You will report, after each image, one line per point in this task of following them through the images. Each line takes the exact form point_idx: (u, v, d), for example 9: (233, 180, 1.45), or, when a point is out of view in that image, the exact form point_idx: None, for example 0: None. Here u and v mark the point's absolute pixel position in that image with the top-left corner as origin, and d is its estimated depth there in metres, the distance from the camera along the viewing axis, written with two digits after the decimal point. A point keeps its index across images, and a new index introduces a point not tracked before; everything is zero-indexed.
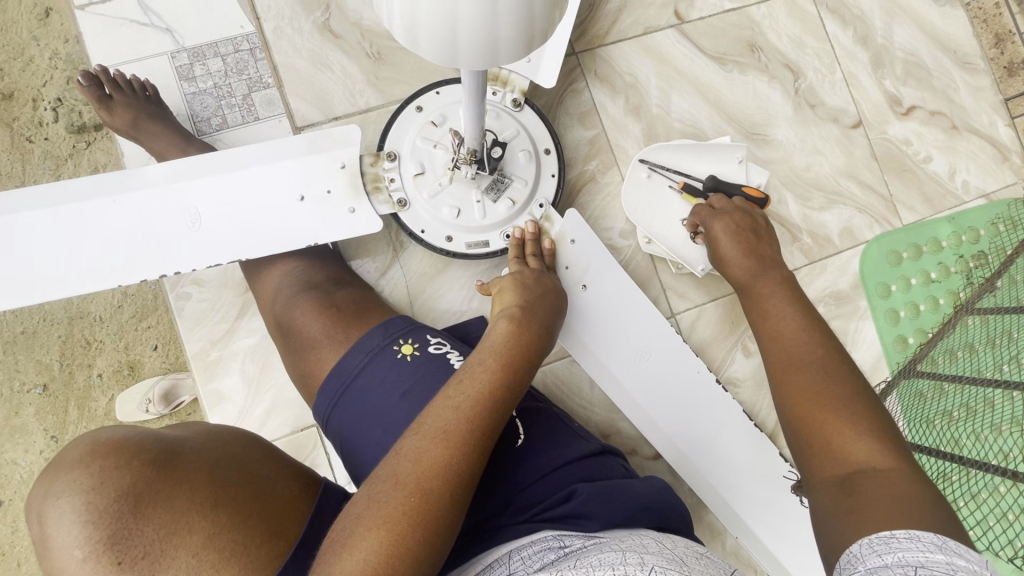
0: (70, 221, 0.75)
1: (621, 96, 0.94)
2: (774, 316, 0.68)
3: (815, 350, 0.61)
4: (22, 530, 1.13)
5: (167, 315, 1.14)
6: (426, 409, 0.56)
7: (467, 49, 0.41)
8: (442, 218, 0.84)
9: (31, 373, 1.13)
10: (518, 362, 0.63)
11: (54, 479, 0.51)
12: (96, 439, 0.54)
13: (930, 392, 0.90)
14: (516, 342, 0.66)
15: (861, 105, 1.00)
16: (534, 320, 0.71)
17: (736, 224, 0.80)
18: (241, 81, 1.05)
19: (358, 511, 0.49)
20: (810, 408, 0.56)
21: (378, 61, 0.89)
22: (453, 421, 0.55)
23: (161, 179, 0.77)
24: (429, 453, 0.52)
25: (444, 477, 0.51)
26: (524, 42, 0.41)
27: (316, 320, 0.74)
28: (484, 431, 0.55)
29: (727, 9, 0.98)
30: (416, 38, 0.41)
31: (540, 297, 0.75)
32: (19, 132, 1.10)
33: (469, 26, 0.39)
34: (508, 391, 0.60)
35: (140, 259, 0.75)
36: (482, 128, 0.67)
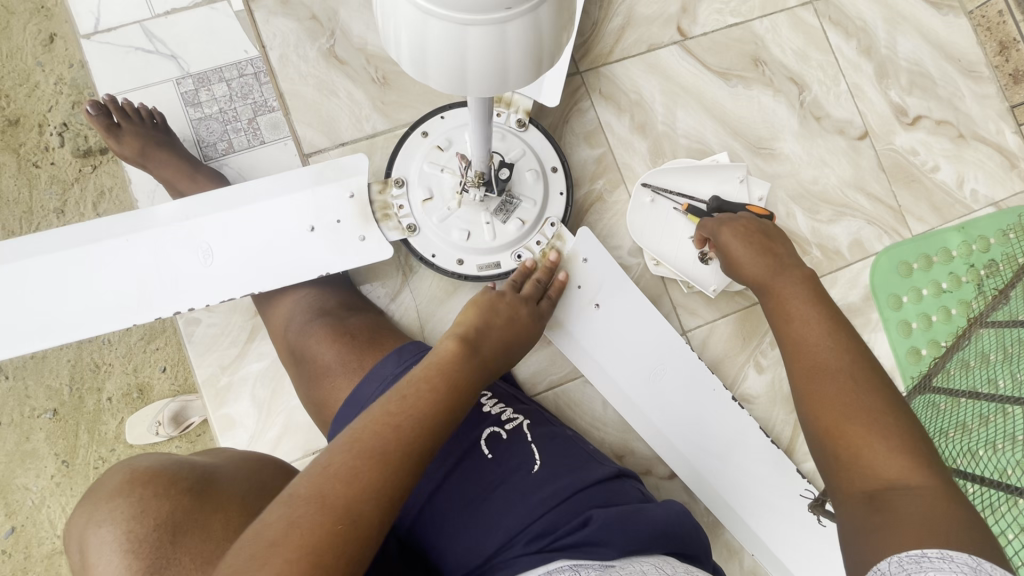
0: (87, 265, 0.75)
1: (627, 114, 0.94)
2: (799, 315, 0.63)
3: (840, 357, 0.57)
4: (35, 555, 1.13)
5: (175, 337, 1.14)
6: (357, 427, 0.52)
7: (476, 76, 0.39)
8: (452, 241, 0.83)
9: (41, 398, 1.13)
10: (459, 385, 0.61)
11: (95, 509, 0.54)
12: (137, 467, 0.57)
13: (944, 404, 0.87)
14: (460, 364, 0.63)
15: (866, 117, 1.00)
16: (483, 343, 0.69)
17: (746, 229, 0.76)
18: (246, 106, 1.05)
19: (272, 537, 0.43)
20: (835, 420, 0.53)
21: (384, 86, 0.90)
22: (384, 441, 0.51)
23: (173, 218, 0.77)
24: (355, 474, 0.48)
25: (370, 501, 0.47)
26: (536, 69, 0.40)
27: (330, 347, 0.74)
28: (419, 452, 0.53)
29: (730, 23, 0.98)
30: (424, 68, 0.40)
31: (506, 320, 0.74)
32: (25, 157, 1.10)
33: (477, 55, 0.37)
34: (447, 413, 0.58)
35: (156, 297, 0.76)
36: (489, 152, 0.67)
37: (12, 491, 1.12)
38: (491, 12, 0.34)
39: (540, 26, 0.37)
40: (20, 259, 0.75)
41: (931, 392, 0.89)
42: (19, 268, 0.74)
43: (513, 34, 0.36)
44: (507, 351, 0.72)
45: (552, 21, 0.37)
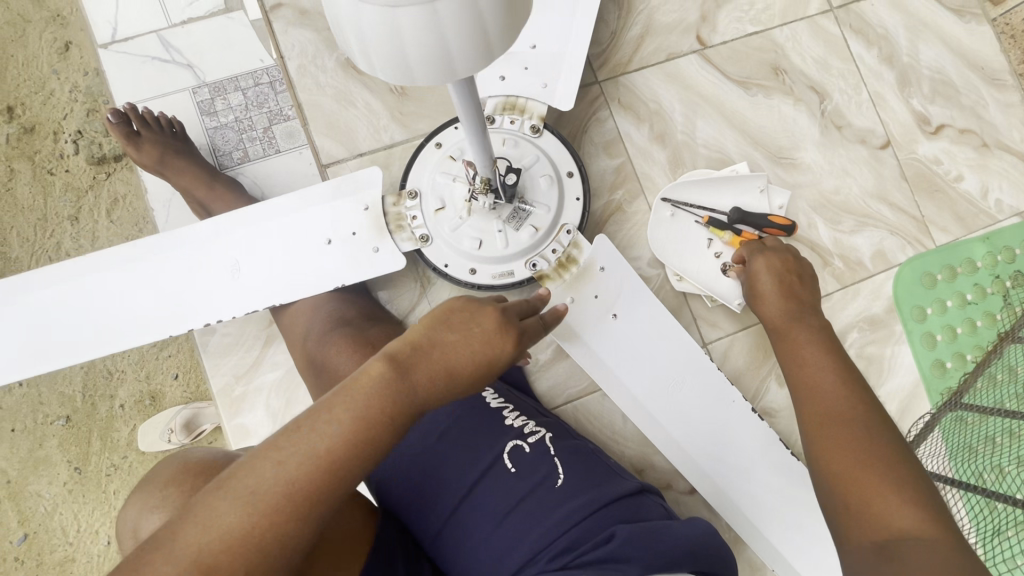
0: (121, 281, 0.77)
1: (646, 124, 0.93)
2: (812, 366, 0.67)
3: (851, 407, 0.61)
4: (47, 563, 1.12)
5: (188, 345, 1.14)
6: (249, 464, 0.47)
7: (419, 60, 0.38)
8: (463, 250, 0.82)
9: (54, 405, 1.13)
10: (380, 424, 0.49)
11: (149, 494, 0.60)
12: (189, 460, 0.62)
13: (973, 419, 0.88)
14: (384, 395, 0.50)
15: (889, 126, 0.99)
16: (423, 361, 0.52)
17: (781, 265, 0.78)
18: (261, 114, 1.05)
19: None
20: (847, 469, 0.57)
21: (401, 96, 0.89)
22: (271, 486, 0.46)
23: (204, 236, 0.78)
24: (233, 529, 0.44)
25: (240, 556, 0.44)
26: (482, 52, 0.39)
27: (349, 358, 0.73)
28: (310, 501, 0.46)
29: (750, 32, 0.97)
30: (368, 55, 0.38)
31: (454, 327, 0.55)
32: (40, 165, 1.11)
33: (414, 35, 0.36)
34: (362, 454, 0.48)
35: (183, 312, 0.77)
36: (493, 156, 0.66)
37: (25, 498, 1.12)
38: None
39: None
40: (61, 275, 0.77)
41: (960, 408, 0.89)
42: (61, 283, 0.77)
43: (444, 7, 0.34)
44: (463, 369, 0.53)
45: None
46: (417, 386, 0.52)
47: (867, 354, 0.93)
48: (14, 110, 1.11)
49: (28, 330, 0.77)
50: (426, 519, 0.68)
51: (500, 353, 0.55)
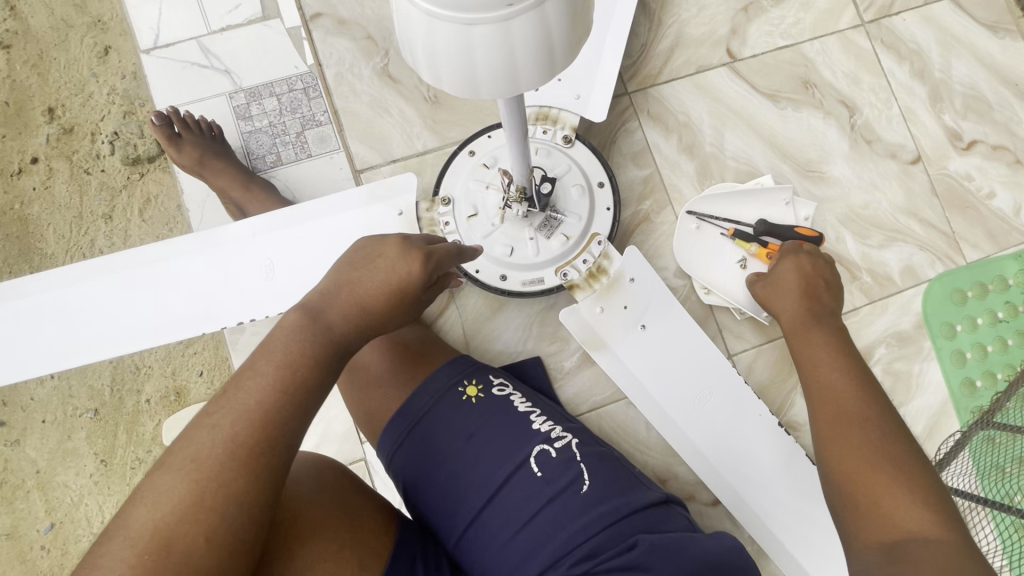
0: (163, 278, 0.79)
1: (675, 135, 0.94)
2: (826, 368, 0.70)
3: (864, 409, 0.64)
4: (70, 552, 1.14)
5: (214, 343, 1.16)
6: (184, 435, 0.48)
7: (487, 76, 0.40)
8: (495, 257, 0.83)
9: (82, 398, 1.16)
10: (299, 362, 0.53)
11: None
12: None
13: (1001, 438, 0.87)
14: (301, 336, 0.54)
15: (920, 141, 0.98)
16: (334, 305, 0.57)
17: (807, 267, 0.79)
18: (294, 120, 1.08)
19: (94, 569, 0.42)
20: (860, 467, 0.60)
21: (435, 104, 0.91)
22: (210, 439, 0.47)
23: (241, 236, 0.80)
24: (178, 492, 0.45)
25: (194, 508, 0.45)
26: (545, 71, 0.41)
27: (381, 356, 0.77)
28: (249, 443, 0.48)
29: (780, 46, 0.98)
30: (437, 70, 0.40)
31: (362, 272, 0.59)
32: (78, 164, 1.15)
33: (485, 54, 0.37)
34: (291, 391, 0.51)
35: (220, 310, 0.79)
36: (529, 165, 0.67)
37: (52, 488, 1.15)
38: (493, 11, 0.34)
39: (546, 19, 0.36)
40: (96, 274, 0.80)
41: (992, 427, 0.88)
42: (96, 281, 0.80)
43: (518, 28, 0.36)
44: (376, 304, 0.58)
45: (558, 12, 0.37)
46: (333, 326, 0.56)
47: (894, 370, 0.92)
48: (55, 112, 1.15)
49: (66, 328, 0.80)
50: (450, 520, 0.68)
51: (409, 279, 0.59)
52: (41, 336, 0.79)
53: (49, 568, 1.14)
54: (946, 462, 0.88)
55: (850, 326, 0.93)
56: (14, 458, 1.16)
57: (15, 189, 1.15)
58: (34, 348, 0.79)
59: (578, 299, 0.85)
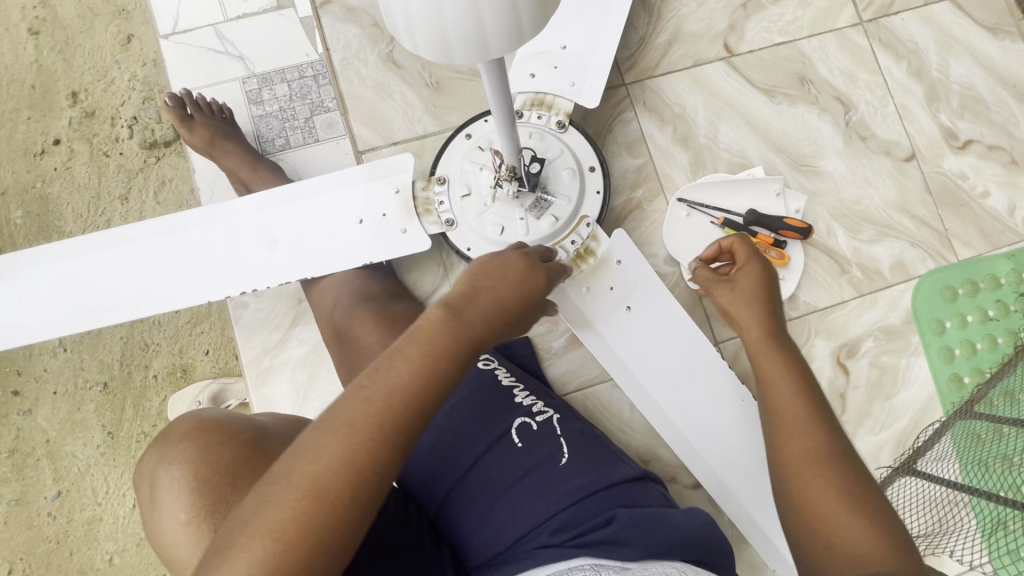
0: (172, 248, 0.83)
1: (669, 126, 0.96)
2: (782, 393, 0.65)
3: (822, 444, 0.60)
4: (74, 522, 1.17)
5: (220, 321, 1.20)
6: (336, 401, 0.48)
7: (459, 42, 0.43)
8: (486, 236, 0.86)
9: (93, 371, 1.19)
10: (456, 351, 0.51)
11: (167, 447, 0.57)
12: (204, 417, 0.60)
13: (987, 435, 0.85)
14: (454, 323, 0.52)
15: (914, 139, 0.99)
16: (472, 302, 0.56)
17: (749, 268, 0.76)
18: (304, 106, 1.11)
19: (244, 520, 0.43)
20: (827, 513, 0.57)
21: (436, 90, 0.94)
22: (364, 416, 0.46)
23: (245, 210, 0.83)
24: (328, 459, 0.45)
25: (345, 483, 0.44)
26: (514, 37, 0.44)
27: (371, 328, 0.77)
28: (399, 426, 0.47)
29: (777, 42, 0.99)
30: (415, 39, 0.44)
31: (506, 274, 0.60)
32: (97, 147, 1.19)
33: (455, 18, 0.41)
34: (443, 378, 0.50)
35: (225, 280, 0.82)
36: (517, 143, 0.70)
37: (60, 458, 1.18)
38: None
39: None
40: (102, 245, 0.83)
41: (976, 419, 0.87)
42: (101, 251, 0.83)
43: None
44: (517, 307, 0.59)
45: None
46: (471, 319, 0.54)
47: (881, 363, 0.93)
48: (78, 96, 1.20)
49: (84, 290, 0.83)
50: (432, 485, 0.72)
51: (531, 288, 0.61)
52: (58, 298, 0.83)
53: (54, 537, 1.17)
54: (925, 450, 0.89)
55: (839, 319, 0.94)
56: (25, 428, 1.18)
57: (37, 169, 1.19)
58: (49, 308, 0.83)
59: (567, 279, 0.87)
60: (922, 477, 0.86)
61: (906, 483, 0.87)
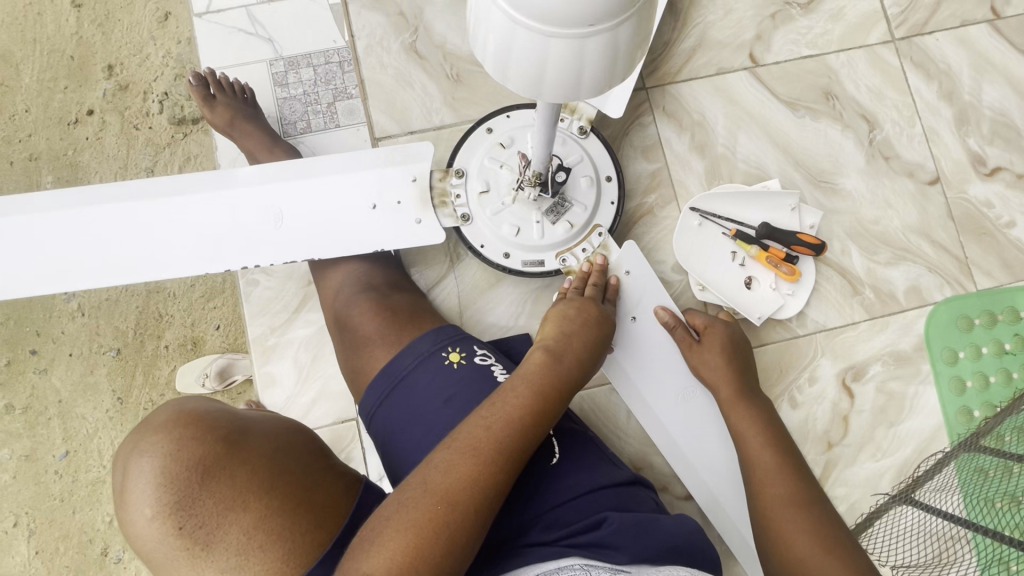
0: (175, 211, 0.82)
1: (688, 133, 0.95)
2: (754, 447, 0.74)
3: (793, 491, 0.68)
4: (81, 481, 1.20)
5: (232, 298, 1.23)
6: (460, 425, 0.60)
7: (553, 82, 0.40)
8: (502, 235, 0.86)
9: (108, 336, 1.22)
10: (553, 395, 0.64)
11: (144, 432, 0.52)
12: (181, 405, 0.55)
13: (994, 471, 0.84)
14: (551, 373, 0.66)
15: (940, 162, 0.97)
16: (568, 348, 0.71)
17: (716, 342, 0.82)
18: (327, 91, 1.13)
19: (388, 513, 0.54)
20: (802, 556, 0.63)
21: (456, 82, 0.95)
22: (485, 440, 0.58)
23: (251, 179, 0.83)
24: (454, 465, 0.56)
25: (473, 493, 0.55)
26: (607, 81, 0.40)
27: (372, 319, 0.77)
28: (511, 451, 0.58)
29: (805, 55, 0.98)
30: (506, 69, 0.40)
31: (581, 327, 0.74)
32: (129, 120, 1.22)
33: (558, 62, 0.38)
34: (543, 415, 0.62)
35: (225, 251, 0.82)
36: (549, 154, 0.68)
37: (70, 419, 1.21)
38: (576, 26, 0.35)
39: (618, 40, 0.37)
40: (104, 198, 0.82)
41: (982, 452, 0.86)
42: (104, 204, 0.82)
43: (593, 46, 0.36)
44: (593, 361, 0.73)
45: (631, 32, 0.37)
46: (566, 362, 0.69)
47: (887, 389, 0.91)
48: (113, 69, 1.23)
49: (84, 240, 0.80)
50: None
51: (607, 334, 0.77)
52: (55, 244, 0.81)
53: (60, 494, 1.20)
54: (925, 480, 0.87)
55: (847, 340, 0.92)
56: (41, 386, 1.21)
57: (69, 138, 1.22)
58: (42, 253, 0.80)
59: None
60: (923, 508, 0.84)
61: (903, 512, 0.84)
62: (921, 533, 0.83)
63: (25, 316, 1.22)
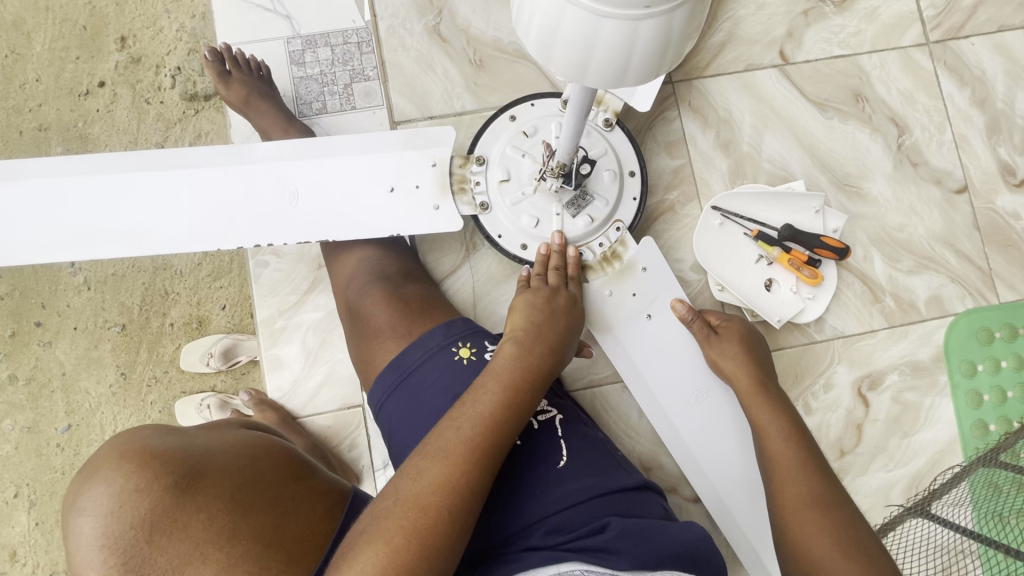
0: (170, 200, 0.80)
1: (713, 130, 0.93)
2: (775, 442, 0.70)
3: (815, 491, 0.65)
4: (81, 455, 1.19)
5: (239, 278, 1.21)
6: (431, 431, 0.59)
7: (599, 69, 0.38)
8: (521, 226, 0.84)
9: (113, 312, 1.21)
10: (521, 386, 0.63)
11: (90, 476, 0.52)
12: (131, 442, 0.54)
13: (1006, 487, 0.82)
14: (520, 365, 0.64)
15: (969, 171, 0.95)
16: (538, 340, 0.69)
17: (733, 337, 0.80)
18: (345, 73, 1.06)
19: (363, 525, 0.53)
20: (821, 558, 0.60)
21: (479, 68, 0.94)
22: (455, 443, 0.57)
23: (267, 156, 0.81)
24: (424, 472, 0.55)
25: (446, 497, 0.54)
26: (653, 73, 0.39)
27: (384, 310, 0.76)
28: (482, 450, 0.57)
29: (836, 55, 0.95)
30: (549, 52, 0.39)
31: (551, 318, 0.73)
32: (140, 93, 1.20)
33: (606, 50, 0.36)
34: (514, 410, 0.61)
35: (234, 228, 0.80)
36: (576, 144, 0.66)
37: (73, 393, 1.20)
38: (630, 8, 0.33)
39: (671, 30, 0.35)
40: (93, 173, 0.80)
41: (993, 466, 0.84)
42: (92, 183, 0.80)
43: (644, 33, 0.35)
44: (563, 348, 0.71)
45: (685, 22, 0.35)
46: (534, 354, 0.67)
47: (903, 399, 0.90)
48: (126, 41, 1.21)
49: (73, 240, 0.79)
50: None
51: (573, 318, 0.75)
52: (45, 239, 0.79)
53: (61, 467, 1.20)
54: (940, 493, 0.85)
55: (865, 348, 0.91)
56: (45, 359, 1.21)
57: (80, 109, 1.20)
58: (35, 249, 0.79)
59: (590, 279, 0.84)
60: (934, 520, 0.82)
61: (914, 526, 0.83)
62: (928, 547, 0.81)
63: (31, 288, 1.21)
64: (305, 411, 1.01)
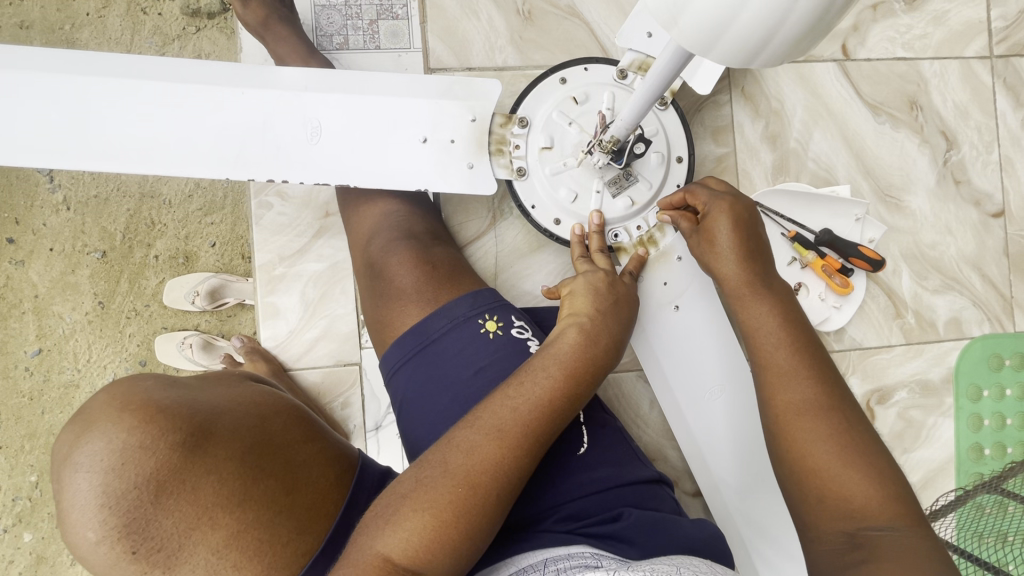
0: (182, 120, 0.72)
1: (762, 121, 0.89)
2: (774, 346, 0.61)
3: (818, 398, 0.58)
4: (51, 382, 1.13)
5: (232, 216, 1.14)
6: (484, 403, 0.56)
7: (733, 41, 0.33)
8: (557, 200, 0.80)
9: (93, 237, 1.12)
10: (580, 377, 0.59)
11: (87, 427, 0.46)
12: (132, 394, 0.48)
13: (990, 508, 0.85)
14: (585, 356, 0.60)
15: (1008, 196, 0.93)
16: (599, 324, 0.64)
17: (724, 217, 0.68)
18: (372, 5, 0.89)
19: (405, 490, 0.51)
20: (823, 468, 0.55)
21: (526, 21, 0.88)
22: (511, 424, 0.54)
23: (291, 86, 0.74)
24: (476, 448, 0.52)
25: (496, 481, 0.52)
26: (793, 53, 0.34)
27: (409, 271, 0.71)
28: (537, 440, 0.54)
29: (898, 56, 0.91)
30: (677, 17, 0.34)
31: (614, 307, 0.67)
32: (135, 2, 1.08)
33: (756, 14, 0.31)
34: (571, 401, 0.57)
35: (248, 161, 0.73)
36: (639, 120, 0.62)
37: (46, 317, 1.13)
38: None
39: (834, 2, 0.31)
40: (100, 73, 0.71)
41: (995, 493, 0.86)
42: (97, 86, 0.71)
43: (803, 6, 0.30)
44: (625, 339, 0.67)
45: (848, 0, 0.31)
46: (596, 340, 0.62)
47: (907, 416, 0.90)
48: None
49: (73, 144, 0.71)
50: None
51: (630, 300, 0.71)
52: (38, 138, 0.70)
53: (28, 393, 1.13)
54: (941, 512, 0.86)
55: (879, 362, 0.90)
56: (16, 278, 1.12)
57: (67, 10, 1.08)
58: (26, 145, 0.70)
59: (648, 271, 0.80)
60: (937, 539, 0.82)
61: None
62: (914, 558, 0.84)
63: (4, 200, 1.11)
64: (298, 363, 0.96)
